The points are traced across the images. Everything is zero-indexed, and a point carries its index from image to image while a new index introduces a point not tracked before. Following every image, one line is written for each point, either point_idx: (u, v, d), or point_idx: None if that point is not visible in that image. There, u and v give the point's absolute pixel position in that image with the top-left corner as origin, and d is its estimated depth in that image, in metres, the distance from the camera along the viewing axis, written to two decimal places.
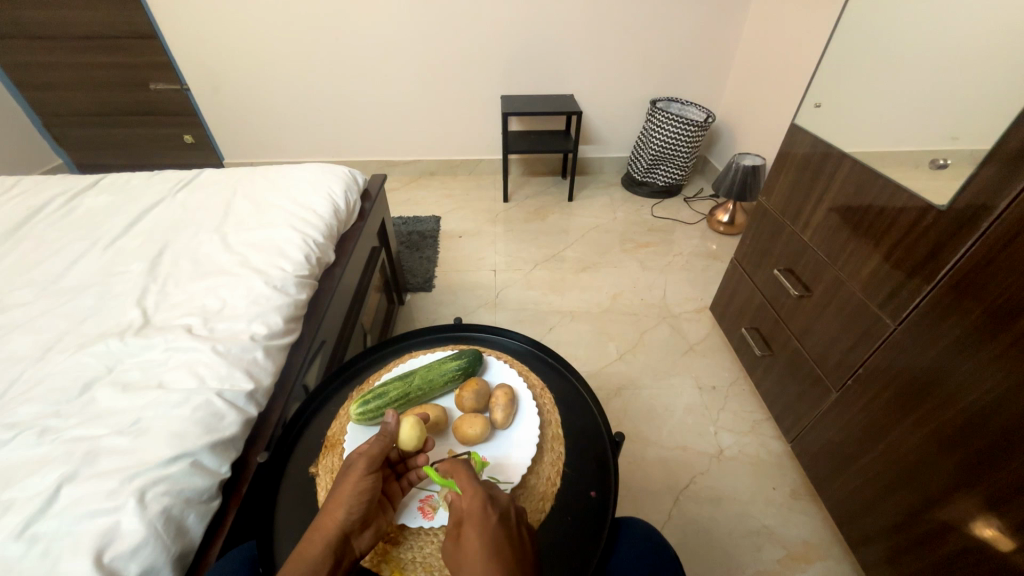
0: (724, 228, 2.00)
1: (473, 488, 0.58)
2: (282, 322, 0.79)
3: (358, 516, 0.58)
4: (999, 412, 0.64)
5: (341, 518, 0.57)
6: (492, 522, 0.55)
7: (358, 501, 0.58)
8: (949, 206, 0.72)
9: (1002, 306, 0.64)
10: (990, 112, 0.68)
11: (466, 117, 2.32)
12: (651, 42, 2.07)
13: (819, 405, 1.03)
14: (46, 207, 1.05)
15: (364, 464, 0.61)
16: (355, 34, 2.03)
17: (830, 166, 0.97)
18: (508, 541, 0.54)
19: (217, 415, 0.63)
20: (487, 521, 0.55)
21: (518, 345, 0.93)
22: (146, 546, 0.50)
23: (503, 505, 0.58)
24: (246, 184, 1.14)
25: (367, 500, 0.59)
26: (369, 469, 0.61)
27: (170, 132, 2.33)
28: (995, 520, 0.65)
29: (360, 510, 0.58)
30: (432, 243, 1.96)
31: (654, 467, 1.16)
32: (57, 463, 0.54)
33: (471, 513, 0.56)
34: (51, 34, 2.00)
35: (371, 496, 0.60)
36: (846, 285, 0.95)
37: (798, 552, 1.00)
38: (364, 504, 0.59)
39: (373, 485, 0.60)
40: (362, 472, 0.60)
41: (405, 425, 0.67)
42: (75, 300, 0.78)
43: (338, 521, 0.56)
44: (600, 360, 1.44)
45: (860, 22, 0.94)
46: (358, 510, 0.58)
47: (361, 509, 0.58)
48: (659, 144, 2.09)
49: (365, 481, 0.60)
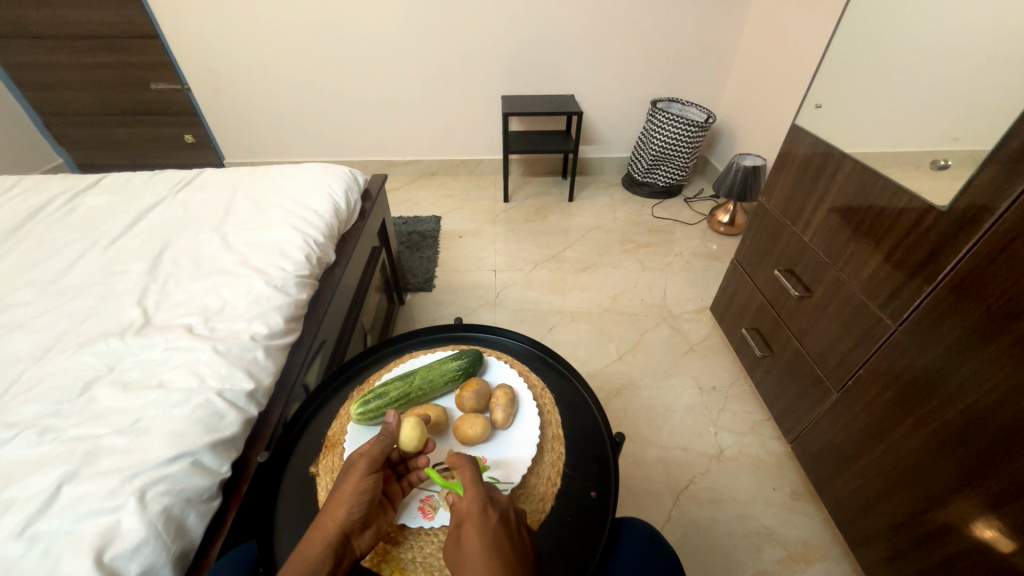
0: (724, 228, 2.00)
1: (473, 488, 0.58)
2: (283, 322, 0.79)
3: (359, 516, 0.58)
4: (1000, 413, 0.64)
5: (342, 517, 0.57)
6: (491, 523, 0.55)
7: (359, 501, 0.58)
8: (950, 207, 0.72)
9: (1002, 308, 0.64)
10: (990, 113, 0.68)
11: (466, 117, 2.32)
12: (651, 42, 2.07)
13: (819, 406, 1.03)
14: (46, 206, 1.05)
15: (365, 464, 0.61)
16: (356, 34, 2.03)
17: (831, 167, 0.97)
18: (508, 542, 0.54)
19: (217, 415, 0.63)
20: (487, 522, 0.55)
21: (519, 345, 0.93)
22: (146, 545, 0.50)
23: (503, 505, 0.58)
24: (247, 184, 1.14)
25: (368, 500, 0.59)
26: (370, 469, 0.61)
27: (171, 132, 2.33)
28: (996, 521, 0.65)
29: (361, 510, 0.58)
30: (432, 243, 1.96)
31: (654, 467, 1.16)
32: (57, 462, 0.54)
33: (471, 514, 0.56)
34: (51, 33, 2.00)
35: (371, 497, 0.60)
36: (847, 285, 0.95)
37: (799, 553, 1.00)
38: (365, 504, 0.59)
39: (374, 485, 0.60)
40: (363, 473, 0.60)
41: (405, 425, 0.67)
42: (75, 300, 0.78)
43: (339, 521, 0.56)
44: (600, 360, 1.44)
45: (860, 22, 0.94)
46: (358, 510, 0.58)
47: (362, 509, 0.58)
48: (659, 144, 2.09)
49: (366, 481, 0.60)
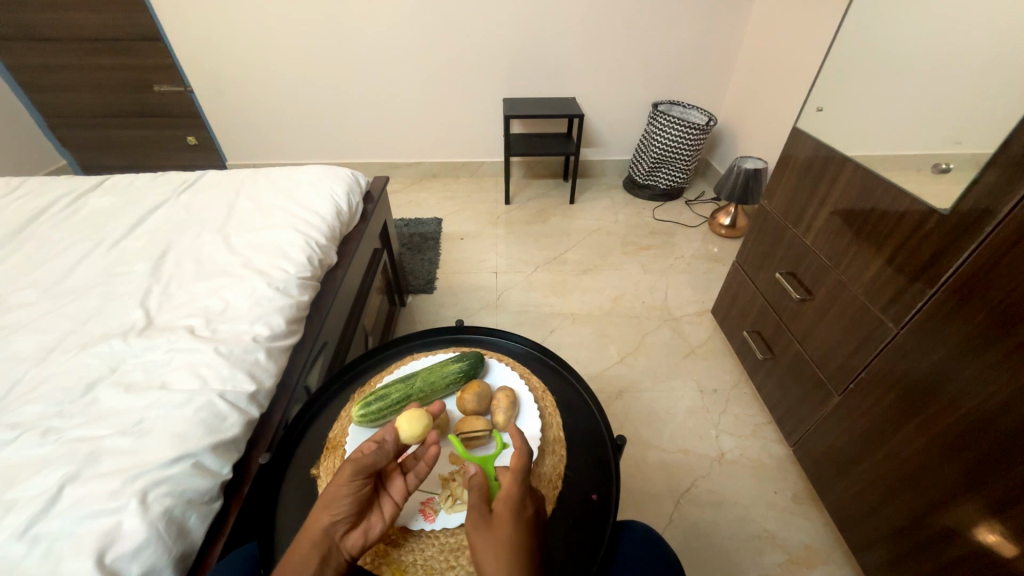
0: (725, 231, 2.00)
1: (508, 473, 0.59)
2: (284, 324, 0.79)
3: (343, 519, 0.57)
4: (1000, 417, 0.64)
5: (324, 522, 0.56)
6: (526, 515, 0.57)
7: (341, 505, 0.57)
8: (952, 211, 0.72)
9: (1003, 312, 0.64)
10: (991, 117, 0.69)
11: (468, 119, 2.32)
12: (652, 45, 2.08)
13: (820, 409, 1.03)
14: (50, 207, 1.05)
15: (351, 469, 0.59)
16: (358, 35, 2.03)
17: (832, 171, 0.98)
18: (529, 537, 0.55)
19: (219, 416, 0.63)
20: (518, 515, 0.56)
21: (519, 347, 0.93)
22: (148, 547, 0.50)
23: (534, 499, 0.59)
24: (250, 186, 1.14)
25: (351, 503, 0.58)
26: (355, 475, 0.59)
27: (174, 134, 2.34)
28: (998, 526, 0.65)
29: (345, 513, 0.57)
30: (433, 245, 1.97)
31: (654, 470, 1.16)
32: (60, 462, 0.54)
33: (501, 502, 0.57)
34: (56, 36, 2.01)
35: (356, 499, 0.58)
36: (849, 288, 0.95)
37: (799, 557, 1.00)
38: (349, 507, 0.58)
39: (360, 489, 0.59)
40: (347, 478, 0.58)
41: (406, 413, 0.67)
42: (78, 301, 0.78)
43: (322, 525, 0.56)
44: (601, 362, 1.44)
45: (863, 24, 0.94)
46: (342, 513, 0.57)
47: (345, 512, 0.57)
48: (660, 147, 2.09)
49: (349, 485, 0.58)
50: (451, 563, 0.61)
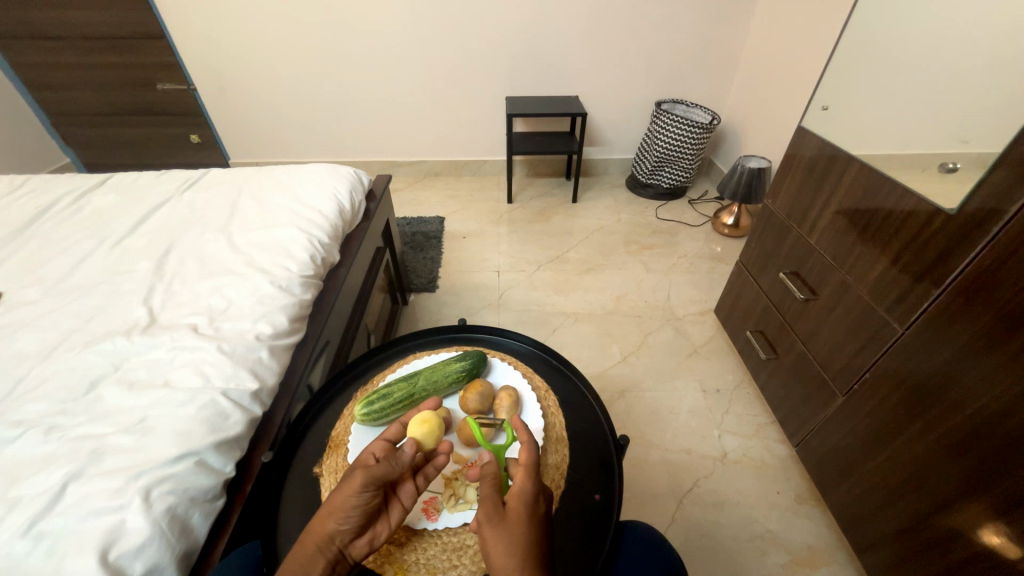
0: (729, 230, 1.99)
1: (521, 468, 0.59)
2: (287, 322, 0.79)
3: (348, 529, 0.56)
4: (1005, 421, 0.63)
5: (329, 530, 0.55)
6: (539, 514, 0.57)
7: (348, 516, 0.56)
8: (959, 210, 0.71)
9: (1012, 312, 0.63)
10: (999, 117, 0.68)
11: (470, 118, 2.32)
12: (656, 42, 2.07)
13: (824, 410, 1.03)
14: (53, 206, 1.05)
15: (361, 481, 0.56)
16: (360, 33, 2.03)
17: (838, 170, 0.97)
18: (541, 536, 0.55)
19: (221, 414, 0.63)
20: (533, 510, 0.57)
21: (521, 346, 0.93)
22: (152, 545, 0.50)
23: (544, 495, 0.60)
24: (252, 184, 1.14)
25: (359, 514, 0.56)
26: (366, 487, 0.56)
27: (178, 132, 2.35)
28: (1003, 528, 0.64)
29: (352, 523, 0.56)
30: (436, 243, 1.97)
31: (657, 469, 1.15)
32: (63, 460, 0.54)
33: (517, 497, 0.57)
34: (60, 35, 2.02)
35: (362, 510, 0.57)
36: (853, 288, 0.94)
37: (803, 557, 1.00)
38: (356, 516, 0.56)
39: (368, 500, 0.57)
40: (356, 490, 0.56)
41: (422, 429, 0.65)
42: (81, 300, 0.78)
43: (327, 533, 0.55)
44: (603, 362, 1.43)
45: (871, 20, 0.93)
46: (349, 522, 0.56)
47: (353, 522, 0.56)
48: (663, 145, 2.08)
49: (359, 497, 0.56)
50: (453, 563, 0.61)
